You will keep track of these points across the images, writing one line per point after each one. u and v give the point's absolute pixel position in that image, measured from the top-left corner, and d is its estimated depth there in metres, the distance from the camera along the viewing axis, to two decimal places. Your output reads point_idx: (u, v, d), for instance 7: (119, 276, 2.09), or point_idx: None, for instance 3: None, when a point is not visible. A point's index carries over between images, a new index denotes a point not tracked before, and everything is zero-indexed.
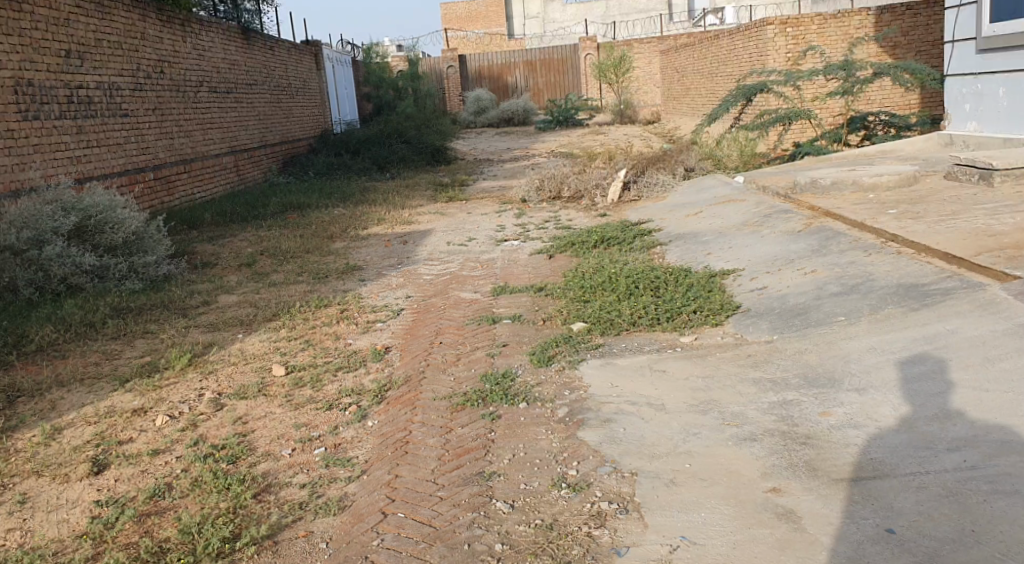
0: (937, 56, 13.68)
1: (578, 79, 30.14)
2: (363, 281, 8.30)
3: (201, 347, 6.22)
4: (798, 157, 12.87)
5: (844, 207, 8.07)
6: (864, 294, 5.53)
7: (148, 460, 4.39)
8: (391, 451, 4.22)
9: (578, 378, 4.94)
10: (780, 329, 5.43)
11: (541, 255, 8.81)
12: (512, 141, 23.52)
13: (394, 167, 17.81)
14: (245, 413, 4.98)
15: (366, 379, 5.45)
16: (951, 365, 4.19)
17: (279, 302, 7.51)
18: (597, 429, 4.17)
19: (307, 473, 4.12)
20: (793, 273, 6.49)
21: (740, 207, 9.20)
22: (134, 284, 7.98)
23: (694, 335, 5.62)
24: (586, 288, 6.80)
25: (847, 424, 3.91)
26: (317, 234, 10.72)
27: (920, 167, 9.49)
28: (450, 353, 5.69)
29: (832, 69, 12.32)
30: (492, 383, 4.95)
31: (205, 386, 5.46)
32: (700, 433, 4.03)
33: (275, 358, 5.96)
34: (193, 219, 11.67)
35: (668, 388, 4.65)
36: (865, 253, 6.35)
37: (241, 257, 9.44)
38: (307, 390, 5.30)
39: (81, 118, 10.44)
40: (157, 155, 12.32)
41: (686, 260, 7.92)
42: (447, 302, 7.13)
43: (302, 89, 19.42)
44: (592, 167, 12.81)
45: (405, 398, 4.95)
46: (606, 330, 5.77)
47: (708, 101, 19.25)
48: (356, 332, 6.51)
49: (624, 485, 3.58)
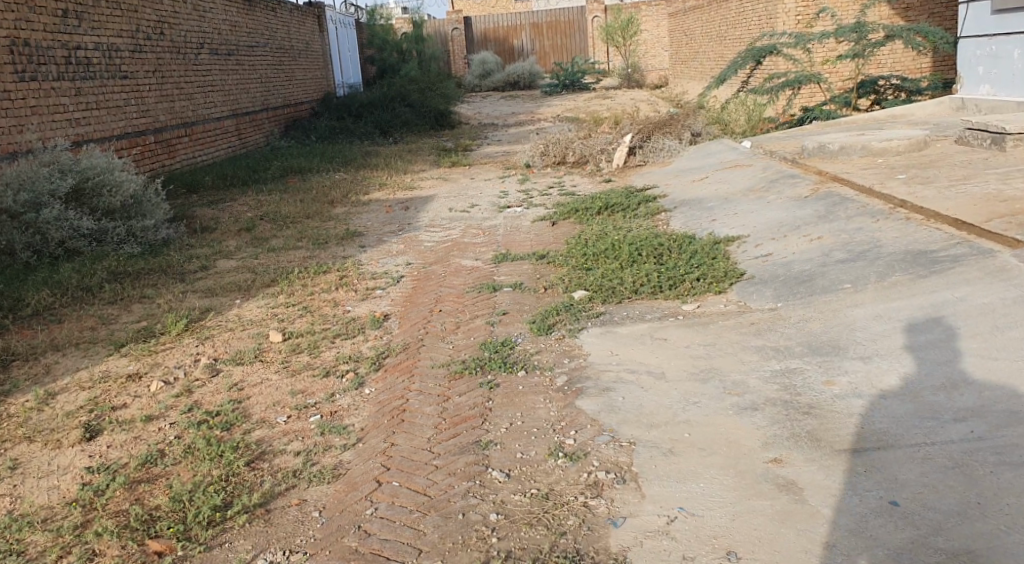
0: (950, 18, 13.42)
1: (585, 42, 29.86)
2: (364, 247, 8.22)
3: (198, 313, 6.15)
4: (806, 122, 12.69)
5: (852, 172, 7.94)
6: (870, 261, 5.43)
7: (141, 426, 4.33)
8: (387, 419, 4.16)
9: (578, 346, 4.87)
10: (784, 297, 5.32)
11: (544, 221, 8.70)
12: (517, 105, 23.27)
13: (397, 131, 17.64)
14: (241, 380, 4.92)
15: (364, 346, 5.39)
16: (959, 334, 4.11)
17: (278, 268, 7.43)
18: (596, 398, 4.10)
19: (302, 441, 4.07)
20: (798, 240, 6.38)
21: (745, 172, 9.07)
22: (132, 248, 7.91)
23: (696, 302, 5.53)
24: (589, 255, 6.71)
25: (852, 394, 3.82)
26: (318, 199, 10.61)
27: (930, 131, 9.32)
28: (450, 321, 5.62)
29: (844, 31, 12.09)
30: (491, 350, 4.88)
31: (201, 352, 5.41)
32: (700, 402, 3.96)
33: (272, 324, 5.90)
34: (193, 183, 11.58)
35: (668, 356, 4.57)
36: (873, 219, 6.23)
37: (241, 222, 9.35)
38: (304, 357, 5.24)
39: (79, 80, 10.31)
40: (158, 118, 12.19)
41: (690, 226, 7.81)
42: (448, 269, 7.04)
43: (305, 52, 19.19)
44: (597, 133, 12.64)
45: (403, 365, 4.89)
46: (607, 298, 5.68)
47: (716, 64, 18.99)
48: (355, 299, 6.44)
49: (622, 454, 3.51)
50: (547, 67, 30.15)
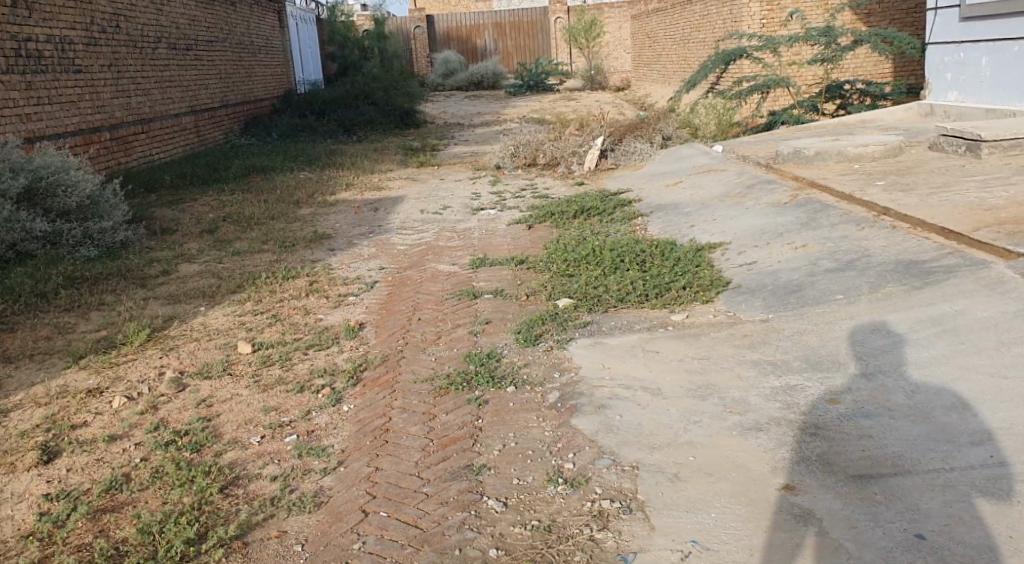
0: (912, 24, 13.45)
1: (548, 43, 29.66)
2: (333, 250, 7.94)
3: (161, 322, 5.84)
4: (774, 126, 12.63)
5: (830, 178, 7.85)
6: (861, 270, 5.29)
7: (103, 447, 4.02)
8: (370, 440, 3.93)
9: (567, 359, 4.66)
10: (775, 307, 5.16)
11: (519, 225, 8.50)
12: (482, 105, 23.02)
13: (361, 130, 17.31)
14: (209, 395, 4.64)
15: (339, 358, 5.13)
16: (963, 349, 3.99)
17: (244, 273, 7.13)
18: (591, 416, 3.90)
19: (278, 464, 3.81)
20: (782, 247, 6.23)
21: (721, 176, 8.96)
22: (89, 251, 7.54)
23: (684, 312, 5.36)
24: (570, 261, 6.52)
25: (857, 413, 3.69)
26: (283, 200, 10.28)
27: (903, 137, 9.28)
28: (430, 331, 5.38)
29: (813, 34, 12.05)
30: (477, 364, 4.66)
31: (165, 364, 5.10)
32: (701, 421, 3.78)
33: (241, 334, 5.60)
34: (152, 182, 11.17)
35: (663, 370, 4.39)
36: (857, 227, 6.13)
37: (203, 223, 9.01)
38: (276, 370, 4.97)
39: (30, 73, 9.87)
40: (113, 114, 11.76)
41: (670, 231, 7.66)
42: (423, 275, 6.79)
43: (265, 48, 18.76)
44: (568, 134, 12.47)
45: (383, 380, 4.65)
46: (593, 307, 5.50)
47: (680, 67, 18.95)
48: (328, 307, 6.16)
49: (625, 480, 3.35)
50: (510, 67, 30.03)
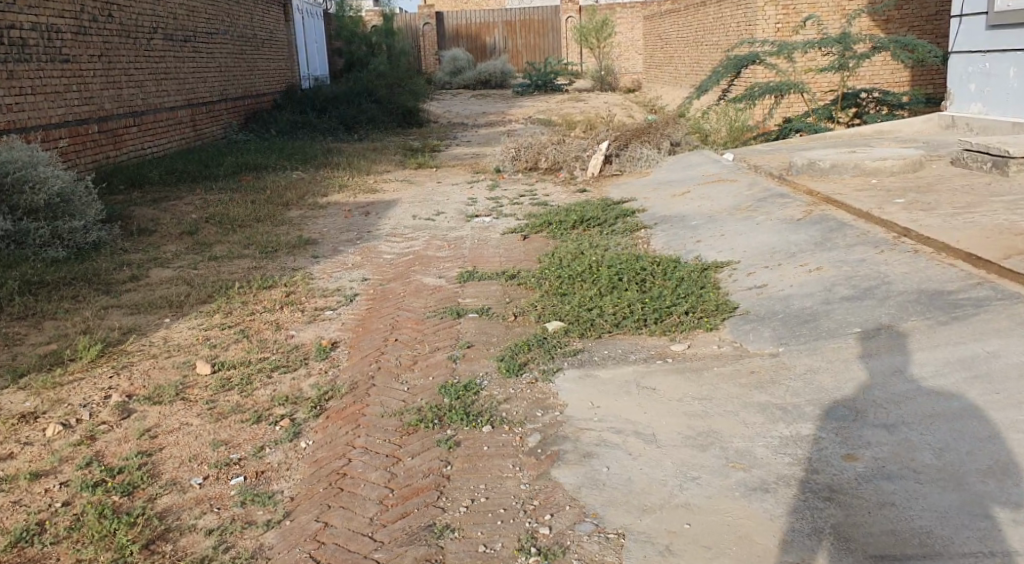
0: (931, 32, 12.93)
1: (558, 42, 29.34)
2: (316, 258, 7.48)
3: (118, 335, 5.40)
4: (786, 134, 12.12)
5: (846, 193, 7.38)
6: (880, 300, 4.80)
7: (24, 487, 3.61)
8: (324, 488, 3.49)
9: (552, 395, 4.20)
10: (786, 339, 4.67)
11: (514, 234, 8.05)
12: (488, 105, 22.52)
13: (362, 128, 16.86)
14: (155, 424, 4.19)
15: (305, 383, 4.66)
16: (1001, 399, 3.47)
17: (218, 280, 6.68)
18: (574, 467, 3.44)
19: (217, 514, 3.38)
20: (794, 269, 5.74)
21: (730, 188, 8.47)
22: (56, 252, 7.12)
23: (686, 342, 4.88)
24: (564, 278, 6.06)
25: (879, 473, 3.18)
26: (271, 201, 9.83)
27: (923, 150, 8.77)
28: (406, 355, 4.92)
29: (829, 40, 11.54)
30: (452, 397, 4.21)
31: (114, 385, 4.65)
32: (700, 479, 3.29)
33: (202, 352, 5.16)
34: (137, 178, 10.75)
35: (659, 413, 3.91)
36: (876, 250, 5.64)
37: (183, 224, 8.58)
38: (234, 396, 4.51)
39: (11, 62, 9.46)
40: (102, 106, 11.35)
41: (673, 246, 7.19)
42: (407, 288, 6.34)
43: (268, 41, 18.32)
44: (572, 138, 12.01)
45: (348, 412, 4.19)
46: (585, 332, 5.04)
47: (692, 70, 18.43)
48: (301, 322, 5.71)
49: (608, 553, 2.92)
50: (520, 66, 29.65)
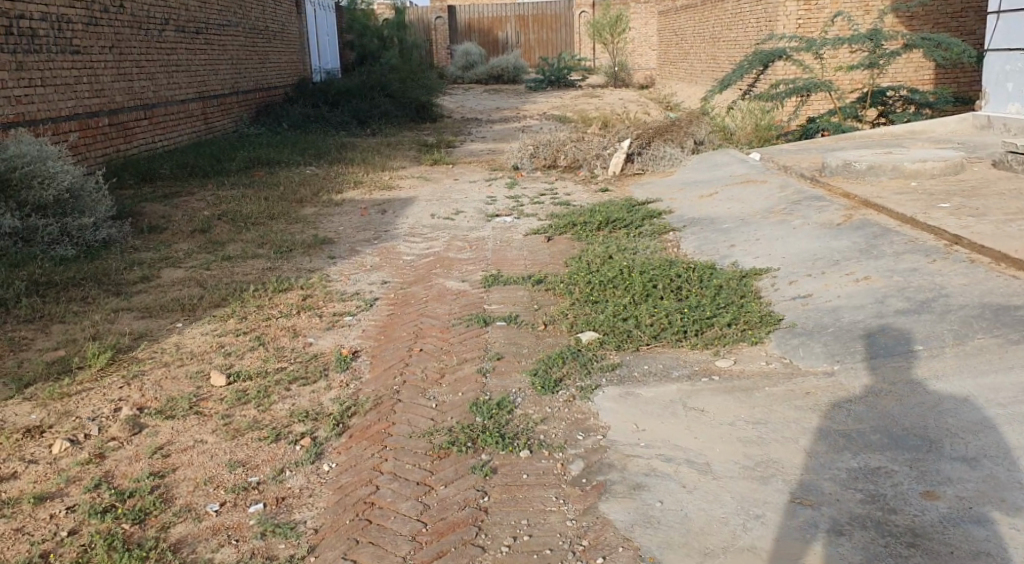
0: (957, 28, 12.56)
1: (571, 37, 29.09)
2: (333, 258, 7.20)
3: (129, 341, 5.13)
4: (812, 133, 11.71)
5: (885, 196, 7.05)
6: (939, 314, 4.49)
7: (28, 511, 3.34)
8: (351, 520, 3.24)
9: (592, 416, 3.92)
10: (840, 355, 4.37)
11: (538, 235, 7.76)
12: (502, 100, 22.17)
13: (375, 122, 16.56)
14: (168, 442, 3.90)
15: (326, 398, 4.38)
16: None
17: (232, 282, 6.40)
18: (625, 502, 3.20)
19: (235, 547, 3.12)
20: (839, 278, 5.38)
21: (761, 189, 8.15)
22: (65, 251, 6.86)
23: (732, 357, 4.58)
24: (595, 284, 5.75)
25: (965, 515, 2.97)
26: (285, 198, 9.55)
27: (962, 152, 8.41)
28: (433, 367, 4.63)
29: (858, 37, 11.15)
30: (485, 417, 3.92)
31: (124, 396, 4.37)
32: (764, 519, 3.07)
33: (217, 360, 4.88)
34: (149, 173, 10.51)
35: (711, 438, 3.65)
36: (928, 259, 5.29)
37: (196, 221, 8.31)
38: (250, 411, 4.23)
39: (21, 53, 9.21)
40: (113, 99, 11.09)
41: (705, 250, 6.87)
42: (429, 293, 6.05)
43: (280, 33, 18.03)
44: (591, 136, 11.70)
45: (373, 431, 3.91)
46: (622, 344, 4.75)
47: (708, 67, 18.07)
48: (320, 329, 5.43)
49: None
50: (533, 62, 29.36)
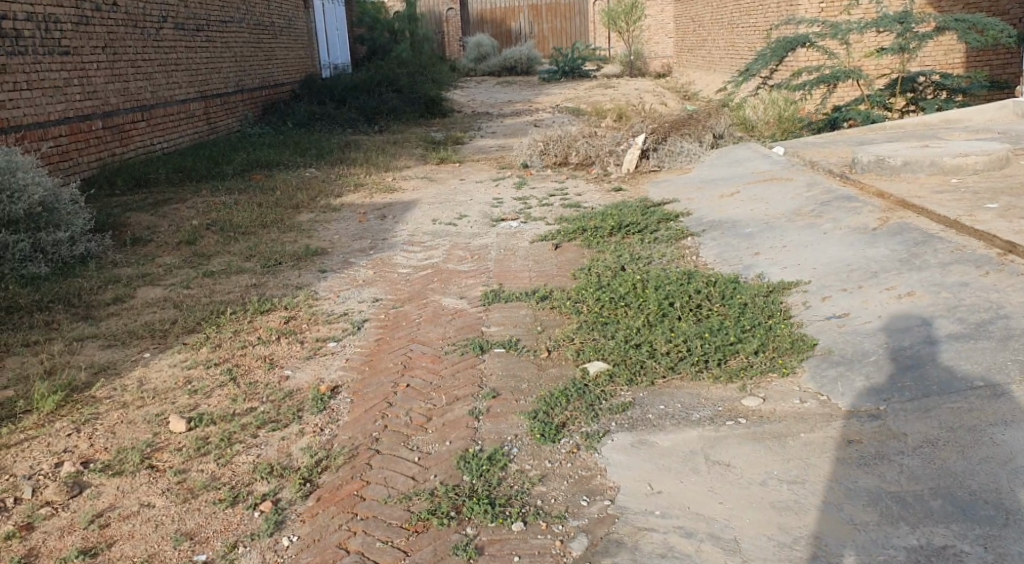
0: (989, 9, 11.80)
1: (586, 26, 28.11)
2: (324, 272, 6.66)
3: (88, 377, 4.62)
4: (837, 122, 10.98)
5: (924, 195, 6.42)
6: (1001, 341, 3.87)
7: None
8: None
9: (599, 474, 3.38)
10: (887, 391, 3.77)
11: (545, 242, 7.19)
12: (513, 92, 21.48)
13: (383, 119, 15.99)
14: (110, 506, 3.41)
15: (297, 445, 3.82)
16: None
17: (210, 302, 5.88)
18: None
19: None
20: (879, 295, 4.76)
21: (787, 188, 7.53)
22: (38, 270, 6.40)
23: (760, 393, 3.98)
24: (604, 302, 5.18)
25: None
26: (281, 203, 9.04)
27: (1007, 143, 7.71)
28: (419, 408, 4.07)
29: (887, 20, 10.43)
30: (474, 476, 3.39)
31: (70, 447, 3.87)
32: None
33: (180, 399, 4.35)
34: (142, 178, 10.03)
35: (740, 505, 3.11)
36: (979, 272, 4.65)
37: (182, 231, 7.82)
38: (209, 464, 3.69)
39: (5, 56, 8.75)
40: (107, 101, 10.63)
41: (726, 259, 6.28)
42: (423, 314, 5.50)
43: (286, 29, 17.50)
44: (606, 130, 11.06)
45: (345, 493, 3.39)
46: (633, 378, 4.17)
47: (727, 55, 17.36)
48: (300, 358, 4.89)
49: None
50: (546, 52, 28.64)
